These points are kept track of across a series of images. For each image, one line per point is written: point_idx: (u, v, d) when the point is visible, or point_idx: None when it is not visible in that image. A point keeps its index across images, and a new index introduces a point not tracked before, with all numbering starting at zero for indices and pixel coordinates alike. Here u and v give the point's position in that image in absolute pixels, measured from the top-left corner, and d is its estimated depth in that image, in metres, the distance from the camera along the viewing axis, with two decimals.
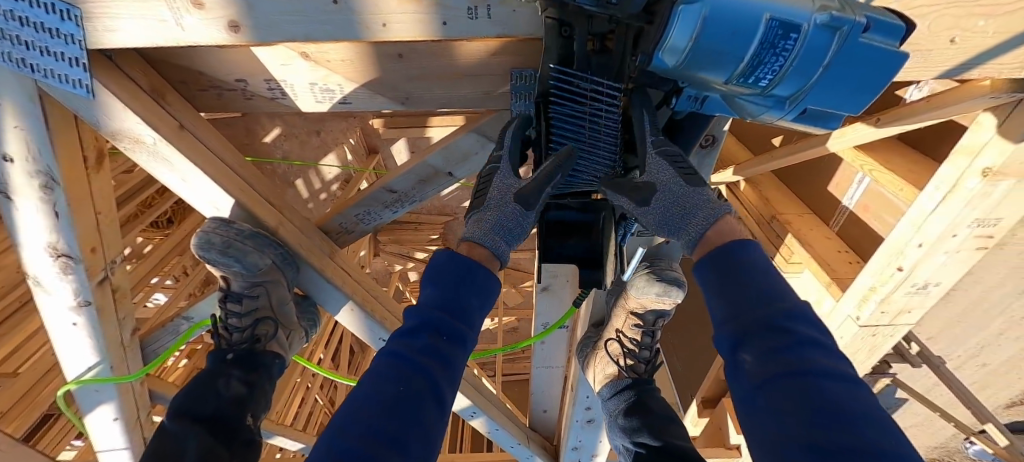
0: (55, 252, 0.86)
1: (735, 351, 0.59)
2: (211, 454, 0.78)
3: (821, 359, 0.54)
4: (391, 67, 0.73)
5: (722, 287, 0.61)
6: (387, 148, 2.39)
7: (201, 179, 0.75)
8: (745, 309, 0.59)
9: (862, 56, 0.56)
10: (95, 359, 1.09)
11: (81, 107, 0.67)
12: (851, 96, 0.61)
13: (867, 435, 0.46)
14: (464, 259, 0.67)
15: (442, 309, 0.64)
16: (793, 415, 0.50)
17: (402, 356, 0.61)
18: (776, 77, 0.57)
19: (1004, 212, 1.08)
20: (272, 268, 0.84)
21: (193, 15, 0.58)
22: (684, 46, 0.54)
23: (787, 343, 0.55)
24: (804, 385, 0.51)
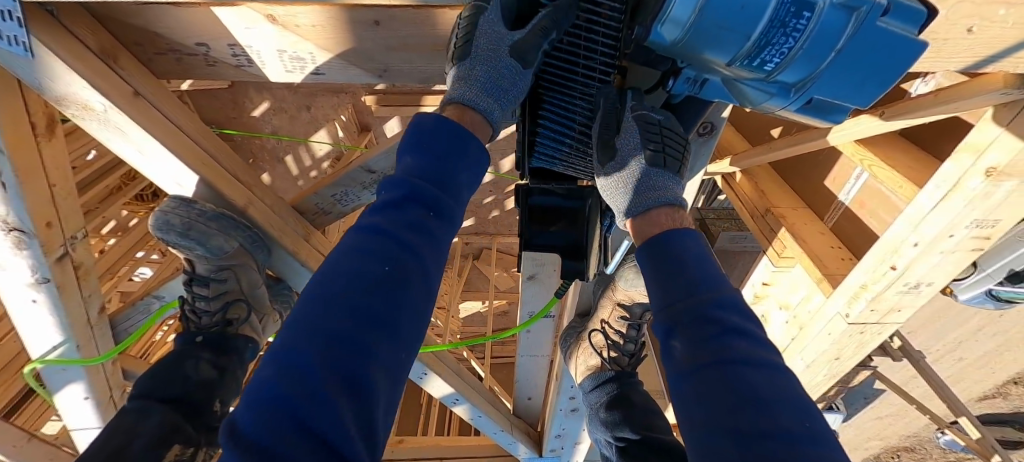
0: (6, 225, 0.80)
1: (667, 339, 0.58)
2: (179, 434, 0.73)
3: (745, 346, 0.53)
4: (365, 34, 0.67)
5: (654, 273, 0.61)
6: (380, 127, 2.19)
7: (158, 149, 0.69)
8: (676, 297, 0.58)
9: (880, 42, 0.50)
10: (60, 338, 1.04)
11: (19, 67, 0.60)
12: (864, 86, 0.55)
13: (781, 418, 0.47)
14: (454, 127, 0.60)
15: (431, 183, 0.58)
16: (717, 401, 0.50)
17: (384, 231, 0.55)
18: (784, 61, 0.52)
19: (1003, 214, 1.06)
20: (240, 251, 0.79)
21: None
22: (686, 21, 0.50)
23: (715, 331, 0.54)
24: (727, 371, 0.51)
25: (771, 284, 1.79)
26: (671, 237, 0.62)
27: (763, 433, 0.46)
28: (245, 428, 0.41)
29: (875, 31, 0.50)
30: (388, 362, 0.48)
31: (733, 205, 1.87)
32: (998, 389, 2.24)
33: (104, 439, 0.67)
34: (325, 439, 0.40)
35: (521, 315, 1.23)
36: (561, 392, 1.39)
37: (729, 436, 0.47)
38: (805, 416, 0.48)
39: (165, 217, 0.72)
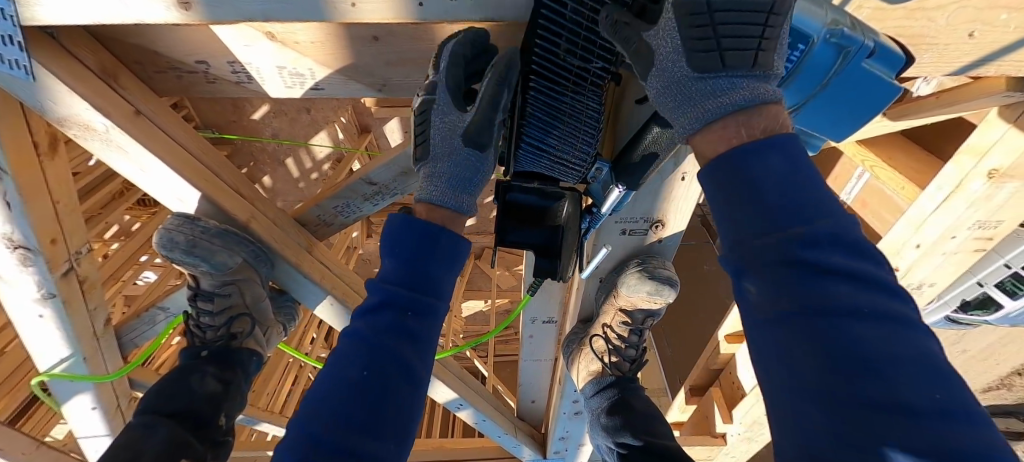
0: (11, 243, 0.80)
1: (783, 351, 0.44)
2: (187, 448, 0.73)
3: (848, 291, 0.42)
4: (364, 50, 0.67)
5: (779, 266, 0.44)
6: (380, 127, 2.36)
7: (158, 166, 0.69)
8: (806, 296, 0.43)
9: (861, 83, 0.53)
10: (67, 351, 1.05)
11: (20, 90, 0.60)
12: (839, 122, 0.59)
13: (902, 392, 0.38)
14: (422, 227, 0.65)
15: (406, 286, 0.65)
16: (811, 363, 0.42)
17: (366, 336, 0.63)
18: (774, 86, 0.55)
19: (1006, 215, 1.06)
20: (244, 266, 0.79)
21: None
22: None
23: (807, 279, 0.43)
24: (882, 407, 0.38)
25: None
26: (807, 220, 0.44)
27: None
28: None
29: (856, 72, 0.52)
30: None
31: None
32: (1001, 381, 2.25)
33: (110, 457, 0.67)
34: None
35: (524, 320, 1.23)
36: (564, 396, 1.39)
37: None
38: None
39: (168, 234, 0.73)
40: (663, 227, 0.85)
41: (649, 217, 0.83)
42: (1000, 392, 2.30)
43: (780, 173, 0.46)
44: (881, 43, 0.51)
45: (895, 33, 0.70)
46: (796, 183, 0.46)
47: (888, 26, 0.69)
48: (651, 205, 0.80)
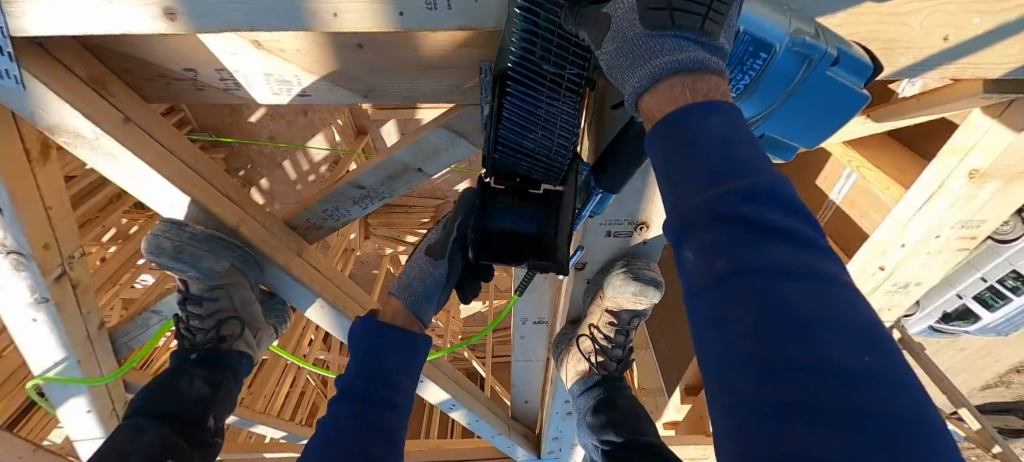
0: (4, 248, 0.81)
1: (717, 317, 0.37)
2: (174, 450, 0.73)
3: (785, 250, 0.37)
4: (349, 57, 0.68)
5: (718, 221, 0.39)
6: (376, 130, 2.37)
7: (148, 172, 0.70)
8: (745, 253, 0.37)
9: (825, 87, 0.55)
10: (62, 355, 1.06)
11: (11, 99, 0.62)
12: (806, 125, 0.61)
13: (839, 357, 0.32)
14: (379, 327, 0.80)
15: (365, 382, 0.76)
16: (740, 324, 0.36)
17: (329, 431, 0.72)
18: (740, 94, 0.56)
19: (988, 214, 1.07)
20: (232, 270, 0.80)
21: (122, 0, 0.53)
22: None
23: (739, 235, 0.37)
24: (822, 378, 0.32)
25: None
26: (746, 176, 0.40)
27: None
28: None
29: (821, 78, 0.54)
30: None
31: None
32: (998, 379, 2.25)
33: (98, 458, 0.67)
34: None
35: (514, 321, 1.25)
36: (556, 396, 1.40)
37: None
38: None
39: (155, 240, 0.74)
40: (647, 228, 0.87)
41: (633, 218, 0.84)
42: (999, 390, 2.29)
43: (720, 135, 0.41)
44: (844, 50, 0.52)
45: (870, 37, 0.71)
46: (739, 135, 0.41)
47: (863, 31, 0.70)
48: (637, 207, 0.82)
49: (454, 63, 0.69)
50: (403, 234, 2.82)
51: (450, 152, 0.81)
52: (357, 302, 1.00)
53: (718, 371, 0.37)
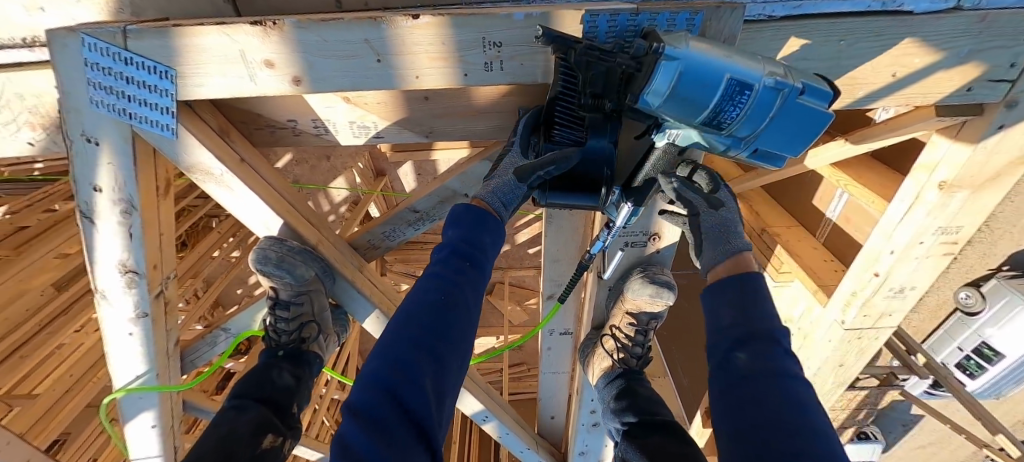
0: (124, 268, 0.99)
1: (730, 351, 0.72)
2: (272, 426, 0.87)
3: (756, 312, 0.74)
4: (417, 106, 0.88)
5: (739, 306, 0.75)
6: (394, 172, 2.60)
7: (256, 201, 0.89)
8: (750, 322, 0.73)
9: (799, 113, 0.71)
10: (144, 368, 1.22)
11: (165, 146, 0.81)
12: (791, 142, 0.76)
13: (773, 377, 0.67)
14: (479, 209, 0.83)
15: (469, 245, 0.80)
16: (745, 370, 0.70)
17: (437, 276, 0.77)
18: (735, 121, 0.71)
19: (963, 220, 1.20)
20: (316, 279, 0.96)
21: (265, 72, 0.72)
22: (664, 91, 0.67)
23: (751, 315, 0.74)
24: (775, 384, 0.65)
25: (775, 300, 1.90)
26: (751, 281, 0.78)
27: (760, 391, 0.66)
28: (355, 409, 0.65)
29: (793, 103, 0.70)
30: (450, 369, 0.70)
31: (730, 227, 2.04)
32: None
33: (213, 429, 0.82)
34: (423, 434, 0.63)
35: (543, 333, 1.37)
36: (583, 406, 1.50)
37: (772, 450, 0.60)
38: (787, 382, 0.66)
39: (265, 260, 0.90)
40: (659, 238, 1.02)
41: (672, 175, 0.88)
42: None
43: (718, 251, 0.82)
44: (806, 83, 0.70)
45: (829, 76, 0.89)
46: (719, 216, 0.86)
47: (825, 71, 0.89)
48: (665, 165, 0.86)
49: (503, 108, 0.88)
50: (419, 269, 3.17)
51: None
52: None
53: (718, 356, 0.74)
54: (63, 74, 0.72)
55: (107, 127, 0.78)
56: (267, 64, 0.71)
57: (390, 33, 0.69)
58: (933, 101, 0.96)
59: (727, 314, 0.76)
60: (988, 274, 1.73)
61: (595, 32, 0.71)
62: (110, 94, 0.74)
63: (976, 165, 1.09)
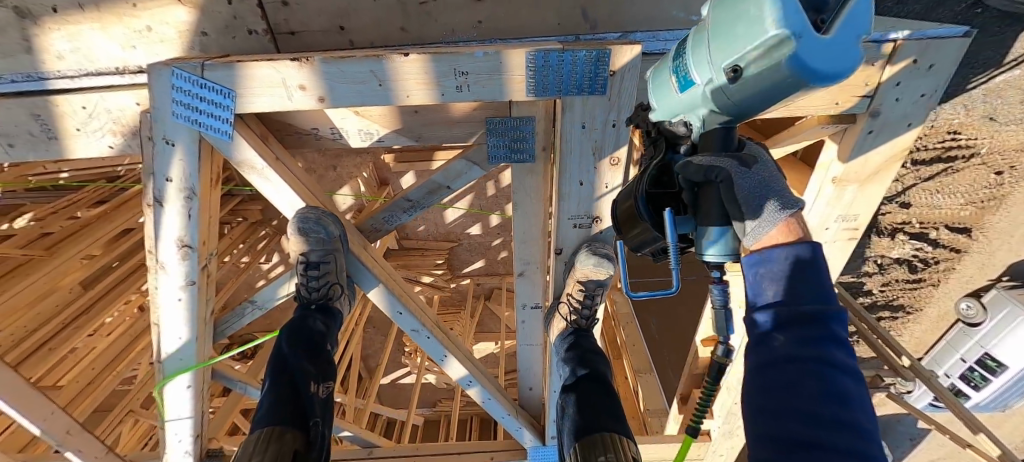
0: (181, 243, 1.27)
1: (770, 332, 0.65)
2: (319, 371, 1.13)
3: (830, 327, 0.63)
4: (411, 118, 1.16)
5: (787, 281, 0.69)
6: (396, 181, 2.90)
7: (287, 189, 1.17)
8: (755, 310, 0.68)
9: (727, 9, 0.71)
10: (186, 330, 1.49)
11: (223, 147, 1.09)
12: (740, 26, 0.68)
13: (827, 403, 0.57)
14: None
15: None
16: (800, 369, 0.60)
17: None
18: (690, 62, 0.79)
19: (858, 209, 1.46)
20: (338, 239, 1.24)
21: (299, 93, 1.01)
22: (653, 89, 0.92)
23: (821, 334, 0.62)
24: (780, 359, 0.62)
25: None
26: (779, 222, 0.73)
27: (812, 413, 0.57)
28: None
29: (716, 19, 0.73)
30: None
31: None
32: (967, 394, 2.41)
33: (274, 376, 1.07)
34: None
35: (517, 305, 1.63)
36: (553, 373, 1.75)
37: (808, 431, 0.56)
38: (847, 410, 0.57)
39: (303, 224, 1.17)
40: (601, 221, 1.28)
41: (595, 168, 1.16)
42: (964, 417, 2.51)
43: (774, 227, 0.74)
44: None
45: None
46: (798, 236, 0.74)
47: None
48: (595, 160, 1.15)
49: (475, 118, 1.17)
50: (420, 274, 3.56)
51: (469, 174, 1.27)
52: (400, 288, 1.43)
53: (755, 355, 0.66)
54: (157, 95, 1.02)
55: (181, 133, 1.07)
56: (301, 87, 1.00)
57: (389, 66, 0.98)
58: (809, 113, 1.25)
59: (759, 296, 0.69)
60: (992, 284, 2.18)
61: (535, 85, 1.02)
62: (187, 109, 1.03)
63: (858, 162, 1.36)
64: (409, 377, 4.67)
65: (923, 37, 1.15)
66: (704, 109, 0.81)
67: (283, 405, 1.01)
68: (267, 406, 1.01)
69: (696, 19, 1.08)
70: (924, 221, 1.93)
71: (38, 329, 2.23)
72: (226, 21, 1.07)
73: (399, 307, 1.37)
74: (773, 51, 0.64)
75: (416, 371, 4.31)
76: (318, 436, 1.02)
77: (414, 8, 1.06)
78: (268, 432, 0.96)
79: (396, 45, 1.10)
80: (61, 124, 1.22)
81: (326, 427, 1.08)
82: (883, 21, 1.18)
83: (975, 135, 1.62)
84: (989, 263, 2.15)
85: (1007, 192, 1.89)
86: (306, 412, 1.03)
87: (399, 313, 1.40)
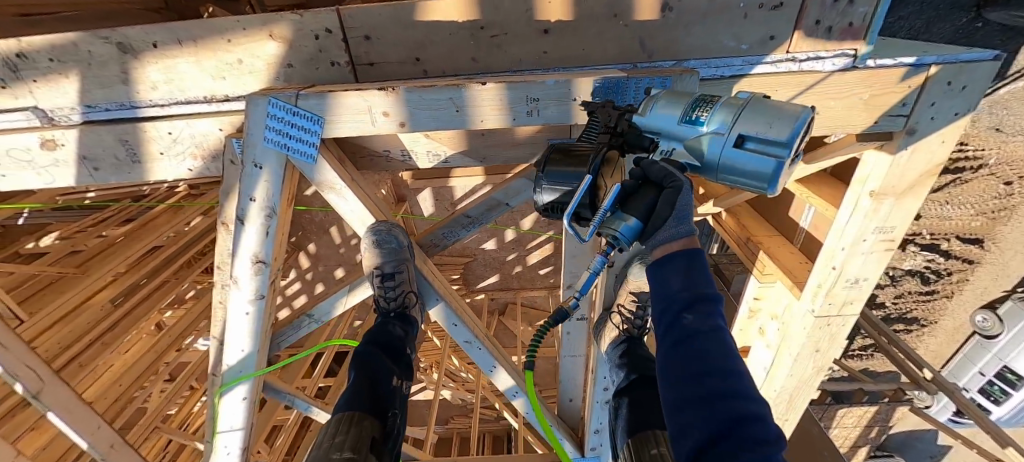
0: (256, 259, 1.34)
1: (680, 312, 0.83)
2: (395, 370, 1.20)
3: (709, 301, 0.83)
4: (477, 140, 1.25)
5: (687, 271, 0.86)
6: (413, 198, 2.97)
7: (361, 207, 1.25)
8: (699, 285, 0.84)
9: (765, 106, 0.85)
10: (249, 343, 1.54)
11: (306, 169, 1.16)
12: (772, 124, 0.82)
13: (723, 361, 0.78)
14: None
15: None
16: (699, 341, 0.80)
17: None
18: (708, 117, 0.87)
19: (894, 221, 1.51)
20: (406, 249, 1.33)
21: (383, 119, 1.10)
22: (651, 109, 0.95)
23: (709, 310, 0.82)
24: (716, 338, 0.80)
25: (761, 298, 2.17)
26: (696, 257, 0.87)
27: (714, 376, 0.77)
28: None
29: (752, 102, 0.86)
30: None
31: (724, 239, 2.39)
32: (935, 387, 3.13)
33: (356, 372, 1.15)
34: None
35: (563, 318, 1.68)
36: (596, 383, 1.78)
37: (712, 387, 0.76)
38: (736, 366, 0.78)
39: (376, 236, 1.26)
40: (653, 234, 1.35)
41: None
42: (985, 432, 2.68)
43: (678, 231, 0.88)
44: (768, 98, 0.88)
45: None
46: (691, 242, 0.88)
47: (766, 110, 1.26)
48: None
49: (537, 140, 1.26)
50: None
51: (526, 193, 1.33)
52: (456, 302, 1.50)
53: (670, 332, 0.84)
54: (251, 122, 1.11)
55: (269, 156, 1.15)
56: (384, 113, 1.09)
57: (468, 94, 1.07)
58: (849, 131, 1.32)
59: (693, 280, 0.85)
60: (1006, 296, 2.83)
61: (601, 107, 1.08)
62: (279, 134, 1.12)
63: (895, 175, 1.41)
64: (424, 394, 4.66)
65: (956, 61, 1.22)
66: (681, 146, 0.91)
67: (363, 394, 1.09)
68: (350, 393, 1.09)
69: (745, 47, 1.20)
70: (935, 232, 2.64)
71: (73, 345, 2.18)
72: (312, 54, 1.17)
73: (454, 318, 1.42)
74: (773, 151, 0.82)
75: (434, 386, 4.33)
76: (393, 428, 1.10)
77: (485, 40, 1.16)
78: (348, 416, 1.03)
79: (467, 74, 1.20)
80: (147, 149, 1.31)
81: (401, 423, 1.14)
82: (917, 48, 1.27)
83: (981, 147, 2.32)
84: (1002, 272, 2.76)
85: (1014, 204, 2.51)
86: (385, 405, 1.10)
87: (455, 326, 1.45)
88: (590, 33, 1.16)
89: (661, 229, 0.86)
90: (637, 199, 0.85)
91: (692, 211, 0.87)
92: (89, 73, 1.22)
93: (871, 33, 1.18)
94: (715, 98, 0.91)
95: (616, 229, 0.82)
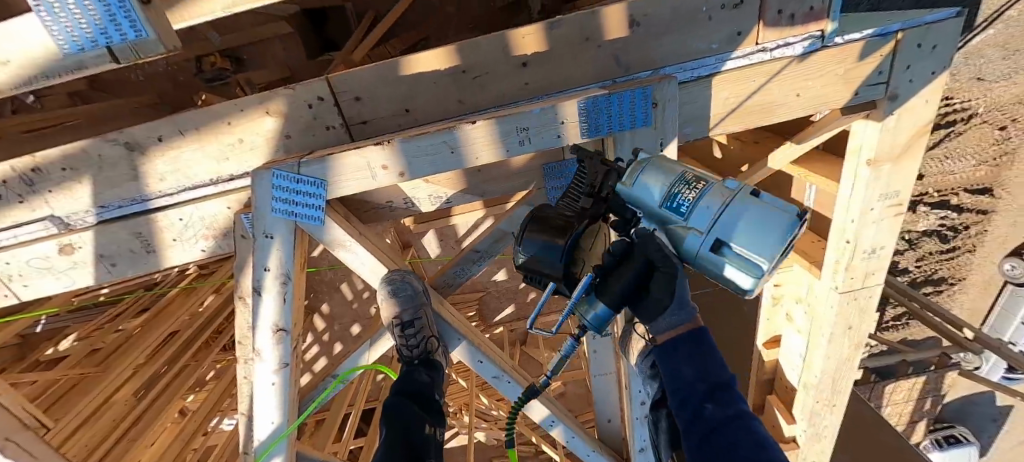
0: (277, 327, 1.35)
1: (702, 401, 0.93)
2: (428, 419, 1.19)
3: (725, 394, 0.94)
4: (474, 175, 1.28)
5: (699, 364, 0.97)
6: (418, 242, 3.01)
7: (373, 260, 1.28)
8: (711, 375, 0.96)
9: (751, 210, 0.85)
10: (278, 412, 1.53)
11: (316, 232, 1.20)
12: (755, 239, 0.83)
13: (750, 442, 0.87)
14: None
15: None
16: (724, 425, 0.89)
17: None
18: (691, 208, 0.88)
19: (897, 186, 1.51)
20: (421, 293, 1.35)
21: (382, 172, 1.14)
22: (636, 180, 0.95)
23: (727, 398, 0.93)
24: (742, 422, 0.90)
25: (781, 284, 2.13)
26: (701, 345, 0.98)
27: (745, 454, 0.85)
28: None
29: (741, 196, 0.86)
30: None
31: None
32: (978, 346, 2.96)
33: (388, 428, 1.14)
34: None
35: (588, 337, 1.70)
36: (633, 397, 1.74)
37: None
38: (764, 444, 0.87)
39: (391, 286, 1.28)
40: None
41: None
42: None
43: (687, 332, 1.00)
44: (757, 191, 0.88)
45: (751, 104, 1.30)
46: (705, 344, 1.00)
47: (747, 100, 1.29)
48: None
49: (532, 167, 1.29)
50: None
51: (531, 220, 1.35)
52: (478, 338, 1.49)
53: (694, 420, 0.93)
54: (259, 196, 1.15)
55: (279, 226, 1.18)
56: (382, 167, 1.13)
57: (460, 135, 1.11)
58: (831, 106, 1.35)
59: (708, 374, 0.96)
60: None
61: (589, 128, 1.12)
62: (287, 204, 1.15)
63: (887, 140, 1.42)
64: (459, 440, 4.53)
65: (922, 23, 1.27)
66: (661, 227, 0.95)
67: (398, 449, 1.07)
68: (385, 448, 1.08)
69: (715, 46, 1.25)
70: (941, 188, 2.63)
71: (99, 446, 2.10)
72: (307, 123, 1.23)
73: (479, 354, 1.41)
74: (750, 259, 0.84)
75: (467, 429, 4.21)
76: None
77: (468, 82, 1.21)
78: None
79: (456, 115, 1.24)
80: (160, 237, 1.35)
81: None
82: (880, 18, 1.32)
83: (966, 98, 2.39)
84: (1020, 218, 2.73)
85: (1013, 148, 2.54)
86: (420, 454, 1.09)
87: (480, 362, 1.44)
88: (566, 58, 1.21)
89: (659, 318, 0.97)
90: (615, 285, 0.90)
91: (684, 301, 0.97)
92: (100, 175, 1.28)
93: (832, 12, 1.23)
94: (704, 180, 0.90)
95: (588, 316, 0.92)
